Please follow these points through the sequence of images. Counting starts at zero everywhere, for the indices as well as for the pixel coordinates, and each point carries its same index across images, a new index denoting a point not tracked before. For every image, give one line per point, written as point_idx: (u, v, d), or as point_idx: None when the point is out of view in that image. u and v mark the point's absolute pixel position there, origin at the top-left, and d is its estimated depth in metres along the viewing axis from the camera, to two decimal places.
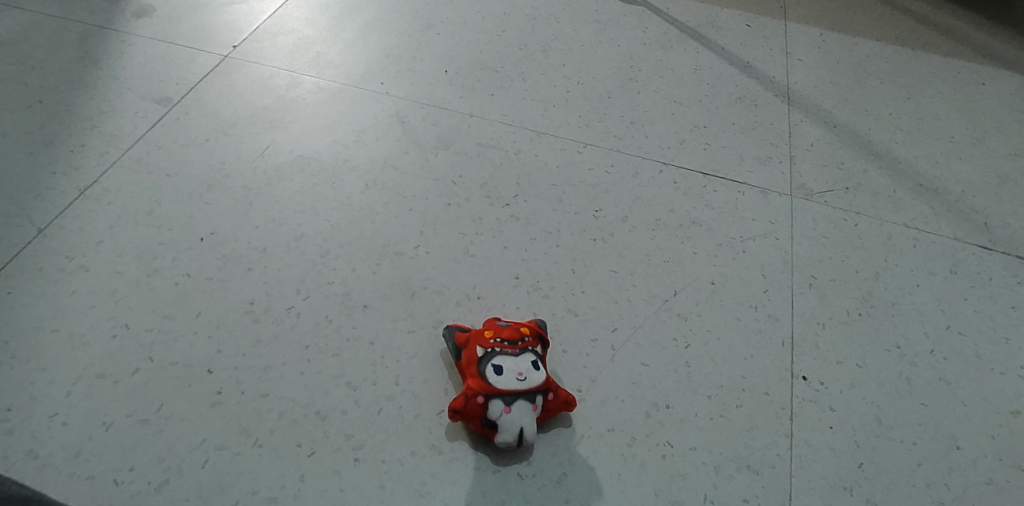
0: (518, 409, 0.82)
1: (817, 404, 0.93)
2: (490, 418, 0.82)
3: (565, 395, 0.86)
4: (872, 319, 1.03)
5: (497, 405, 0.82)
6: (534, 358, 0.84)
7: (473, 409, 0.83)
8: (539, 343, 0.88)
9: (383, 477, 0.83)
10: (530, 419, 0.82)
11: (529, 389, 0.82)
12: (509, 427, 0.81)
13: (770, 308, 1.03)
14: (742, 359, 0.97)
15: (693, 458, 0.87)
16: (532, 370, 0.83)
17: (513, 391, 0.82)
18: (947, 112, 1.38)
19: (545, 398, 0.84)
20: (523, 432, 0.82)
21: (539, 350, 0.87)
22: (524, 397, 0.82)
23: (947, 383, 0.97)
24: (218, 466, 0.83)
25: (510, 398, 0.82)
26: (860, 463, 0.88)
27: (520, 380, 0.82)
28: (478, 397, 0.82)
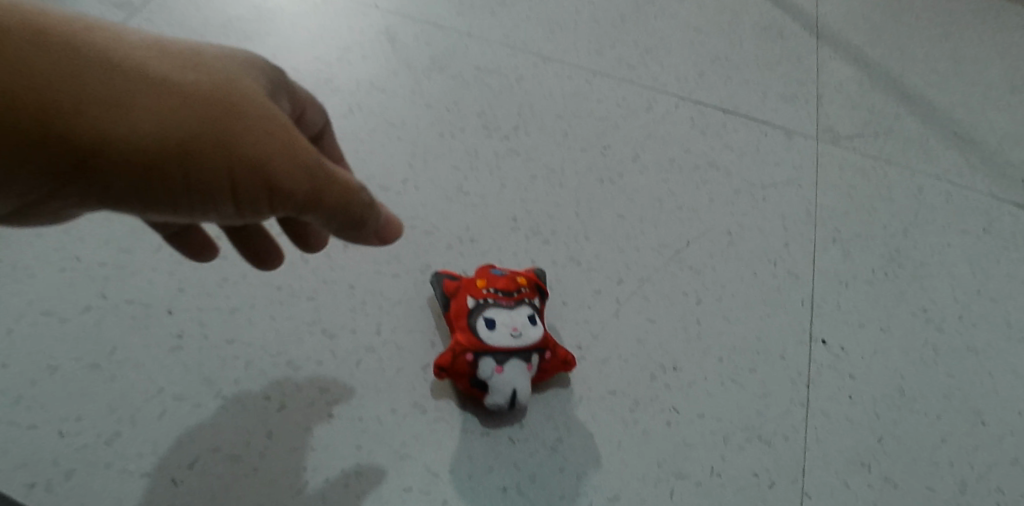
0: (511, 368, 0.73)
1: (836, 371, 0.85)
2: (480, 378, 0.74)
3: (564, 354, 0.77)
4: (898, 279, 0.95)
5: (487, 364, 0.73)
6: (530, 312, 0.76)
7: (461, 368, 0.74)
8: (537, 294, 0.79)
9: (361, 437, 0.75)
10: (525, 379, 0.74)
11: (525, 347, 0.74)
12: (501, 389, 0.73)
13: (790, 263, 0.94)
14: (758, 319, 0.88)
15: (701, 427, 0.79)
16: (527, 325, 0.75)
17: (506, 348, 0.73)
18: (987, 54, 1.26)
19: (543, 356, 0.76)
20: (516, 394, 0.74)
21: (536, 303, 0.78)
22: (518, 355, 0.74)
23: (975, 352, 0.90)
24: (177, 418, 0.74)
25: (503, 356, 0.73)
26: (880, 437, 0.81)
27: (514, 337, 0.74)
28: (467, 355, 0.74)
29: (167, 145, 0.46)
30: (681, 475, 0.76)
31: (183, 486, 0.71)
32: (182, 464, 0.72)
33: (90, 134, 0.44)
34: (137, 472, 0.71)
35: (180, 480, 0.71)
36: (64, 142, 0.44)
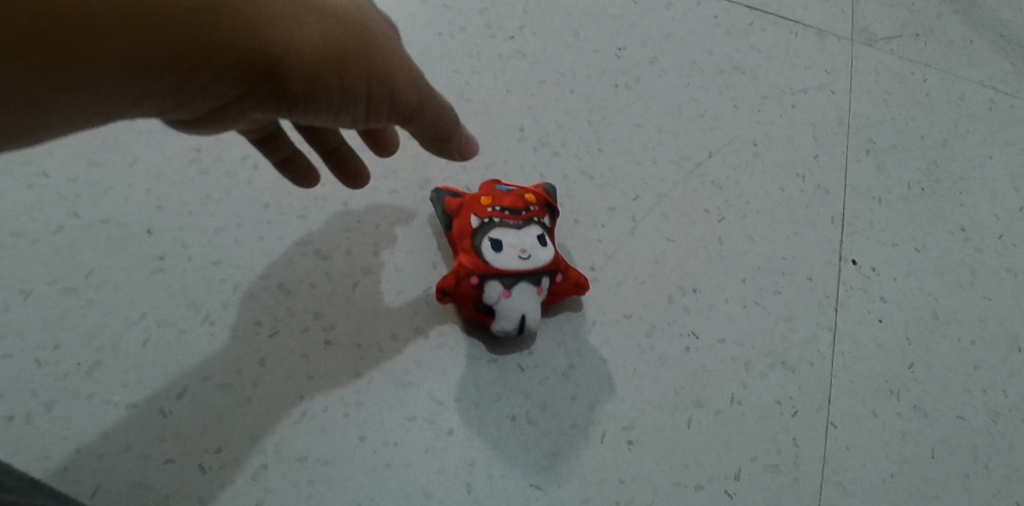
0: (520, 293, 0.68)
1: (866, 294, 0.80)
2: (487, 303, 0.68)
3: (576, 277, 0.72)
4: (935, 195, 0.88)
5: (493, 288, 0.68)
6: (540, 232, 0.69)
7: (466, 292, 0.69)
8: (547, 212, 0.73)
9: (360, 364, 0.71)
10: (534, 304, 0.69)
11: (534, 269, 0.68)
12: (509, 314, 0.68)
13: (820, 177, 0.87)
14: (784, 238, 0.82)
15: (721, 353, 0.75)
16: (537, 246, 0.68)
17: (514, 271, 0.67)
18: None
19: (553, 279, 0.70)
20: (525, 320, 0.69)
21: (546, 221, 0.72)
22: (527, 279, 0.68)
23: (1013, 274, 0.84)
24: (163, 346, 0.70)
25: (511, 279, 0.68)
26: (910, 364, 0.77)
27: (523, 259, 0.68)
28: (472, 279, 0.68)
29: (329, 54, 0.46)
30: (700, 404, 0.72)
31: (173, 416, 0.67)
32: (171, 393, 0.68)
33: (258, 34, 0.43)
34: (123, 402, 0.67)
35: (170, 411, 0.67)
36: (232, 46, 0.42)
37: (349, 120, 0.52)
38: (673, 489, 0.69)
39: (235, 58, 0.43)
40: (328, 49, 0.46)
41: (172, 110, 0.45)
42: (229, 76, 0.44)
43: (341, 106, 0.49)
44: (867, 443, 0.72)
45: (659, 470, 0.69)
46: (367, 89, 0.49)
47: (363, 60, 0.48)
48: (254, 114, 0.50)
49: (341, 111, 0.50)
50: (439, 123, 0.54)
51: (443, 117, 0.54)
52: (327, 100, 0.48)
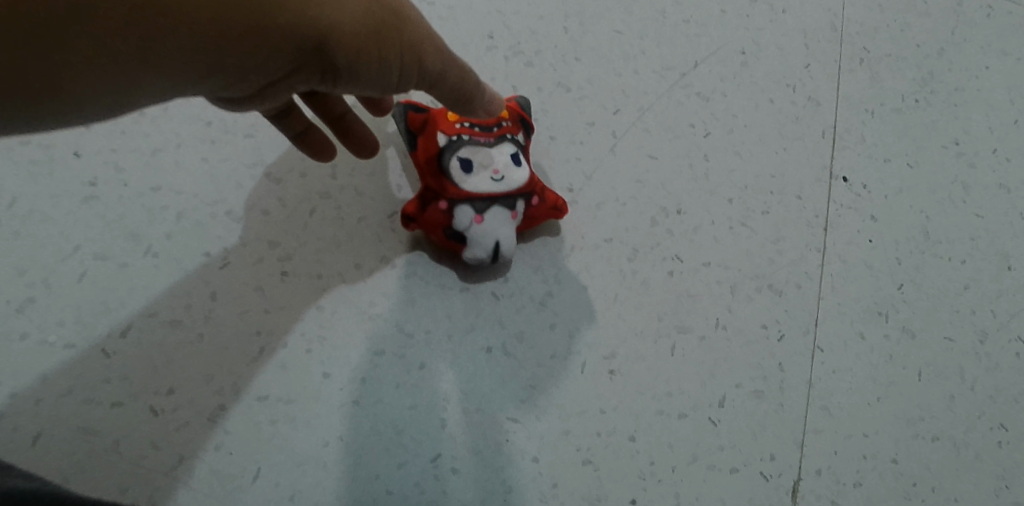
0: (492, 218, 0.62)
1: (857, 213, 0.76)
2: (458, 229, 0.63)
3: (553, 199, 0.66)
4: (930, 107, 0.83)
5: (463, 214, 0.62)
6: (514, 150, 0.63)
7: (436, 218, 0.63)
8: (521, 128, 0.66)
9: (321, 297, 0.65)
10: (509, 230, 0.64)
11: (507, 192, 0.63)
12: (481, 241, 0.63)
13: (812, 88, 0.81)
14: (773, 154, 0.77)
15: (706, 277, 0.71)
16: (510, 166, 0.63)
17: (485, 194, 0.62)
18: None
19: (528, 203, 0.65)
20: (499, 247, 0.63)
21: (521, 138, 0.66)
22: (500, 202, 0.62)
23: (1007, 190, 0.81)
24: (101, 281, 0.63)
25: (482, 202, 0.62)
26: (899, 285, 0.74)
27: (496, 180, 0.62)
28: (442, 203, 0.62)
29: (371, 30, 0.44)
30: (684, 330, 0.69)
31: (116, 357, 0.61)
32: (113, 333, 0.62)
33: (307, 6, 0.40)
34: (61, 343, 0.61)
35: (113, 351, 0.61)
36: (282, 20, 0.40)
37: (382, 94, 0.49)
38: (656, 419, 0.66)
39: (285, 32, 0.40)
40: (368, 19, 0.43)
41: (214, 90, 0.43)
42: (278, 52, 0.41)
43: (377, 80, 0.47)
44: (854, 366, 0.70)
45: (641, 399, 0.66)
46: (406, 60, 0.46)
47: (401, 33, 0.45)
48: (291, 89, 0.47)
49: (376, 84, 0.47)
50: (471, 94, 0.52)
51: (476, 85, 0.52)
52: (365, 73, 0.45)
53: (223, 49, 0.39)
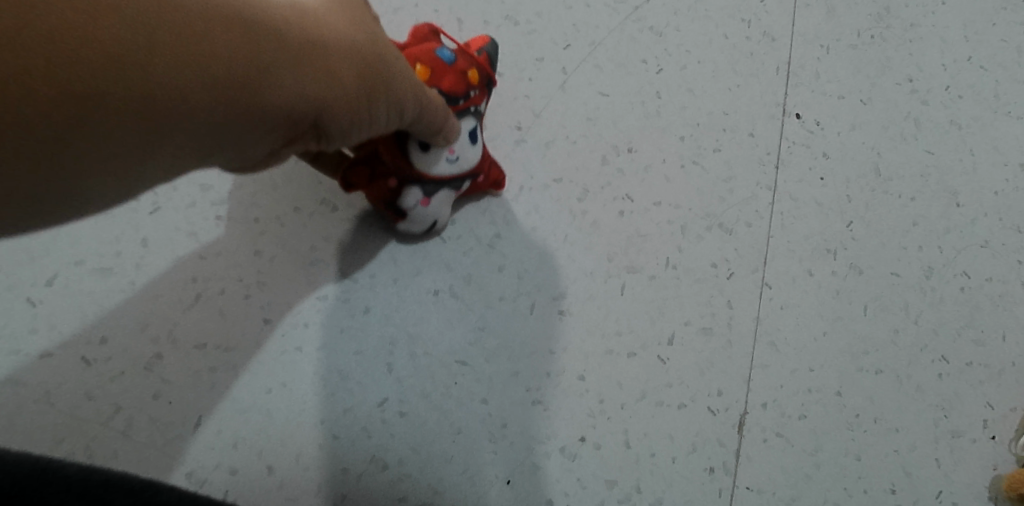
0: (437, 203, 0.60)
1: (809, 150, 0.76)
2: (400, 206, 0.59)
3: (495, 175, 0.65)
4: (885, 44, 0.82)
5: (411, 195, 0.59)
6: (473, 127, 0.58)
7: (378, 192, 0.58)
8: (485, 91, 0.60)
9: (259, 241, 0.63)
10: (448, 207, 0.62)
11: (460, 177, 0.60)
12: (420, 223, 0.61)
13: (767, 23, 0.79)
14: (726, 91, 0.76)
15: (657, 216, 0.70)
16: (467, 145, 0.59)
17: (437, 179, 0.59)
18: None
19: (473, 181, 0.62)
20: (434, 223, 0.62)
21: (481, 108, 0.60)
22: (449, 187, 0.60)
23: (958, 127, 0.81)
24: None
25: (431, 187, 0.59)
26: (849, 222, 0.74)
27: (452, 164, 0.58)
28: (390, 181, 0.57)
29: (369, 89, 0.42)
30: (634, 270, 0.68)
31: (43, 306, 0.58)
32: (39, 281, 0.59)
33: (311, 76, 0.37)
34: None
35: (39, 300, 0.59)
36: (283, 95, 0.36)
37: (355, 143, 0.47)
38: (605, 359, 0.66)
39: (290, 100, 0.37)
40: (362, 73, 0.41)
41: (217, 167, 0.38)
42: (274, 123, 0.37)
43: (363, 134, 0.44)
44: (802, 303, 0.71)
45: (590, 339, 0.66)
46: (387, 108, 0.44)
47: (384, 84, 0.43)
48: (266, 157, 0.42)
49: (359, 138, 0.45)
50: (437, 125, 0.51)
51: (441, 119, 0.51)
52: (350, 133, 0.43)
53: (232, 132, 0.35)
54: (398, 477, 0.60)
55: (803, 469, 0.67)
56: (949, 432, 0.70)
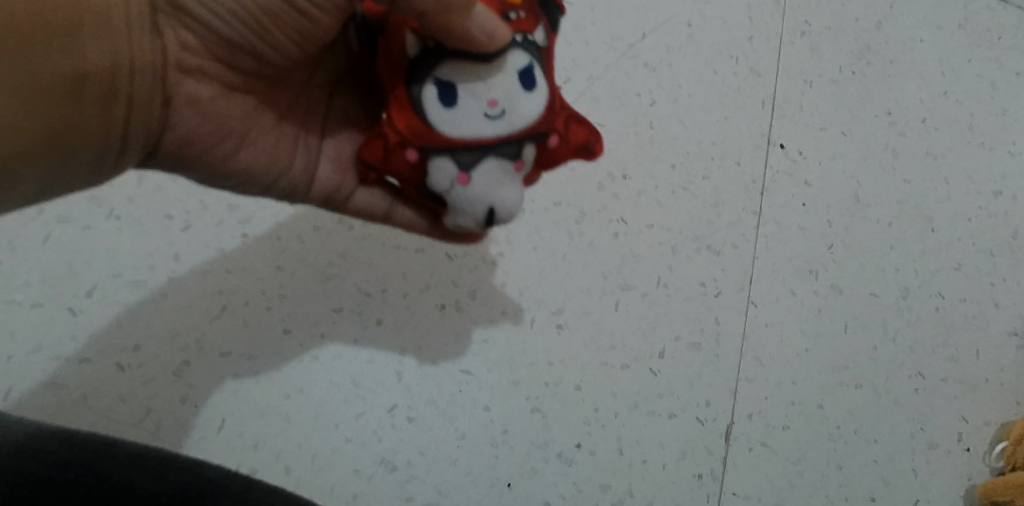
0: (483, 174, 0.47)
1: (792, 178, 0.81)
2: (436, 184, 0.48)
3: (574, 139, 0.50)
4: (865, 79, 0.87)
5: (442, 166, 0.47)
6: (521, 61, 0.47)
7: (403, 166, 0.49)
8: (537, 22, 0.49)
9: (280, 257, 0.68)
10: (507, 183, 0.48)
11: (515, 133, 0.47)
12: (473, 211, 0.48)
13: (754, 60, 0.85)
14: (714, 122, 0.81)
15: (649, 238, 0.75)
16: (516, 88, 0.47)
17: (476, 139, 0.47)
18: None
19: (539, 143, 0.48)
20: (492, 209, 0.48)
21: (526, 40, 0.48)
22: (497, 150, 0.47)
23: (934, 157, 0.86)
24: (66, 242, 0.65)
25: (471, 150, 0.47)
26: (830, 246, 0.79)
27: (489, 111, 0.46)
28: (410, 148, 0.48)
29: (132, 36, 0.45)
30: (628, 288, 0.73)
31: (83, 315, 0.63)
32: (79, 293, 0.64)
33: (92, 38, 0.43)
34: (28, 303, 0.63)
35: (79, 309, 0.64)
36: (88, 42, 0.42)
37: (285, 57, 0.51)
38: (600, 370, 0.70)
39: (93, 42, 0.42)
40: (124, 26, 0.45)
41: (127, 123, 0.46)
42: (130, 34, 0.45)
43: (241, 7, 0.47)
44: (786, 320, 0.75)
45: (587, 352, 0.71)
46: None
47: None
48: (220, 101, 0.52)
49: (250, 31, 0.48)
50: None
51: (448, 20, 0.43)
52: (221, 24, 0.48)
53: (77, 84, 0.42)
54: (406, 478, 0.65)
55: (787, 476, 0.71)
56: (925, 443, 0.75)
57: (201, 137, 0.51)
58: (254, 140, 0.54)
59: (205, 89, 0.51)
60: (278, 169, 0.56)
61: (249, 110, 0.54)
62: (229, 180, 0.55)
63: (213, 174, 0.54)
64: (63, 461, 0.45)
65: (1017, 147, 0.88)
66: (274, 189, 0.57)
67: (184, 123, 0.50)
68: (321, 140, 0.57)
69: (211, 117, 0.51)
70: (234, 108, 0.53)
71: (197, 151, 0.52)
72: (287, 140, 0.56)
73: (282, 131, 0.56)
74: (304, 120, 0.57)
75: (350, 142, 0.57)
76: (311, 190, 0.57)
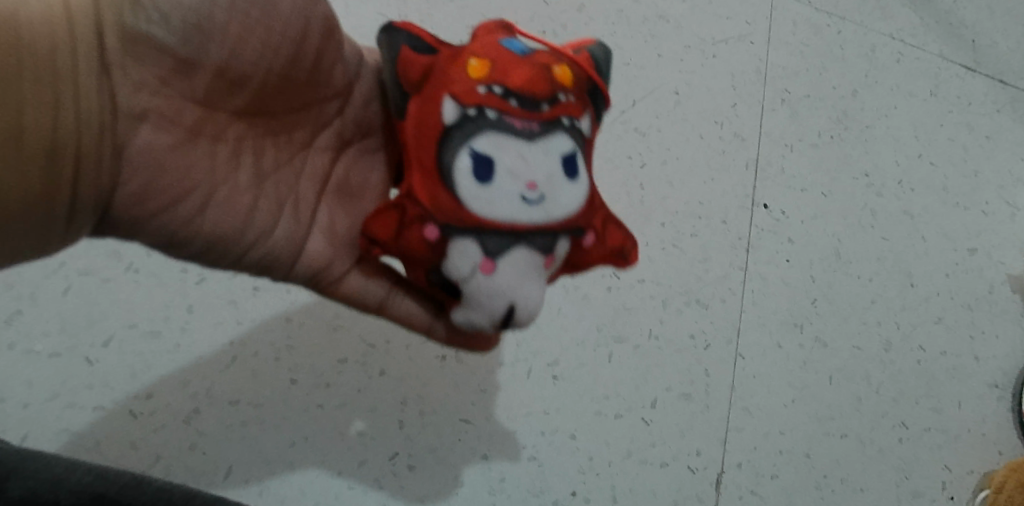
0: (509, 265, 0.43)
1: (776, 236, 0.85)
2: (452, 273, 0.44)
3: (610, 243, 0.48)
4: (843, 143, 0.92)
5: (466, 253, 0.43)
6: (567, 149, 0.44)
7: (415, 248, 0.44)
8: (585, 110, 0.47)
9: (289, 309, 0.71)
10: (534, 280, 0.44)
11: (549, 227, 0.44)
12: (490, 306, 0.43)
13: (738, 125, 0.89)
14: (702, 182, 0.86)
15: (641, 292, 0.78)
16: (558, 177, 0.44)
17: (509, 224, 0.43)
18: None
19: (574, 242, 0.46)
20: (510, 309, 0.43)
21: (574, 125, 0.45)
22: (531, 242, 0.43)
23: (911, 217, 0.90)
24: (85, 294, 0.68)
25: (500, 237, 0.43)
26: (814, 300, 0.83)
27: (525, 199, 0.43)
28: (428, 228, 0.44)
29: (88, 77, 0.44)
30: (620, 340, 0.76)
31: (100, 364, 0.66)
32: (96, 342, 0.67)
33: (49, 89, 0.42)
34: (46, 352, 0.66)
35: (96, 359, 0.66)
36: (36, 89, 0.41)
37: (243, 80, 0.49)
38: (594, 419, 0.73)
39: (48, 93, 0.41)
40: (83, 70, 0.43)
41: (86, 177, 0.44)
42: (66, 67, 0.42)
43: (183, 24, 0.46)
44: (772, 372, 0.78)
45: (581, 401, 0.73)
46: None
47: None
48: (182, 151, 0.49)
49: (197, 46, 0.47)
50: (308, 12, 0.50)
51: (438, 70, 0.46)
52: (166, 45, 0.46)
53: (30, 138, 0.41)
54: None
55: None
56: (909, 493, 0.77)
57: (159, 192, 0.48)
58: (224, 198, 0.51)
59: (161, 137, 0.48)
60: (256, 231, 0.53)
61: (216, 160, 0.51)
62: (198, 246, 0.51)
63: (178, 237, 0.50)
64: (98, 494, 0.46)
65: (989, 207, 0.93)
66: (252, 257, 0.53)
67: (140, 174, 0.48)
68: (312, 210, 0.55)
69: (173, 170, 0.49)
70: (197, 159, 0.50)
71: (159, 206, 0.49)
72: (268, 204, 0.53)
73: (261, 194, 0.53)
74: (288, 180, 0.54)
75: (346, 217, 0.56)
76: (295, 266, 0.55)
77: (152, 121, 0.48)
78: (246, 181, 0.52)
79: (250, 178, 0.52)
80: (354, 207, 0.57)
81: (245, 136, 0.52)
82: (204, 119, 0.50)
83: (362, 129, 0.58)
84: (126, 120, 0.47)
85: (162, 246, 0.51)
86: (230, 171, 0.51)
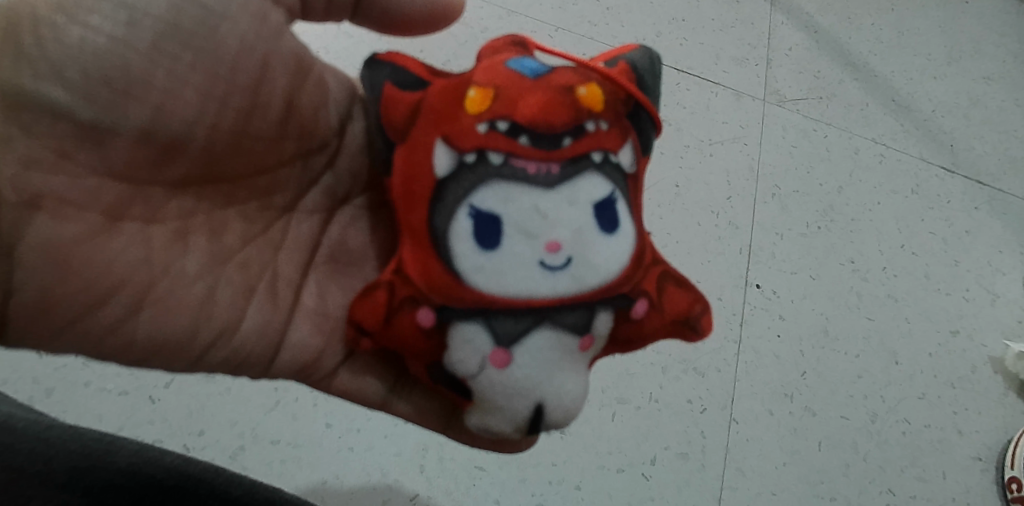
0: (528, 357, 0.48)
1: (767, 312, 0.93)
2: (468, 369, 0.49)
3: (670, 308, 0.53)
4: (830, 232, 1.01)
5: (476, 336, 0.48)
6: (591, 190, 0.49)
7: (421, 340, 0.50)
8: (617, 141, 0.51)
9: None
10: (558, 366, 0.49)
11: (578, 295, 0.49)
12: (511, 406, 0.49)
13: (732, 214, 0.99)
14: (699, 263, 0.95)
15: (643, 358, 0.86)
16: (584, 228, 0.49)
17: (525, 301, 0.48)
18: (930, 10, 1.23)
19: (615, 310, 0.50)
20: (535, 404, 0.49)
21: (600, 159, 0.50)
22: (553, 322, 0.48)
23: (895, 300, 0.98)
24: None
25: (517, 323, 0.48)
26: (803, 372, 0.90)
27: (544, 255, 0.48)
28: (425, 310, 0.49)
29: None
30: (623, 401, 0.83)
31: (161, 403, 0.75)
32: (159, 384, 0.76)
33: None
34: (115, 391, 0.75)
35: (157, 398, 0.76)
36: None
37: (172, 144, 0.55)
38: (598, 473, 0.80)
39: None
40: None
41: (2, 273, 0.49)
42: None
43: (82, 81, 0.50)
44: (764, 436, 0.85)
45: (586, 454, 0.80)
46: (84, 42, 0.50)
47: (33, 12, 0.49)
48: (98, 242, 0.53)
49: (112, 114, 0.52)
50: (266, 53, 0.56)
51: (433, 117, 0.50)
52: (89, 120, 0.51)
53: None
54: None
55: None
56: None
57: (86, 297, 0.52)
58: (164, 293, 0.55)
59: (65, 226, 0.51)
60: (216, 325, 0.58)
61: (150, 244, 0.55)
62: (150, 354, 0.56)
63: (111, 342, 0.54)
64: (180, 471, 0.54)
65: (969, 293, 1.01)
66: (217, 350, 0.59)
67: (44, 273, 0.50)
68: (298, 291, 0.62)
69: (90, 266, 0.52)
70: (120, 248, 0.54)
71: (80, 309, 0.52)
72: (228, 292, 0.59)
73: (220, 278, 0.58)
74: (261, 256, 0.61)
75: (338, 292, 0.62)
76: (277, 356, 0.61)
77: (49, 209, 0.51)
78: (196, 266, 0.57)
79: (200, 266, 0.57)
80: (346, 279, 0.63)
81: (197, 209, 0.58)
82: (128, 199, 0.54)
83: (356, 183, 0.65)
84: (20, 209, 0.49)
85: (92, 352, 0.55)
86: (171, 258, 0.56)
